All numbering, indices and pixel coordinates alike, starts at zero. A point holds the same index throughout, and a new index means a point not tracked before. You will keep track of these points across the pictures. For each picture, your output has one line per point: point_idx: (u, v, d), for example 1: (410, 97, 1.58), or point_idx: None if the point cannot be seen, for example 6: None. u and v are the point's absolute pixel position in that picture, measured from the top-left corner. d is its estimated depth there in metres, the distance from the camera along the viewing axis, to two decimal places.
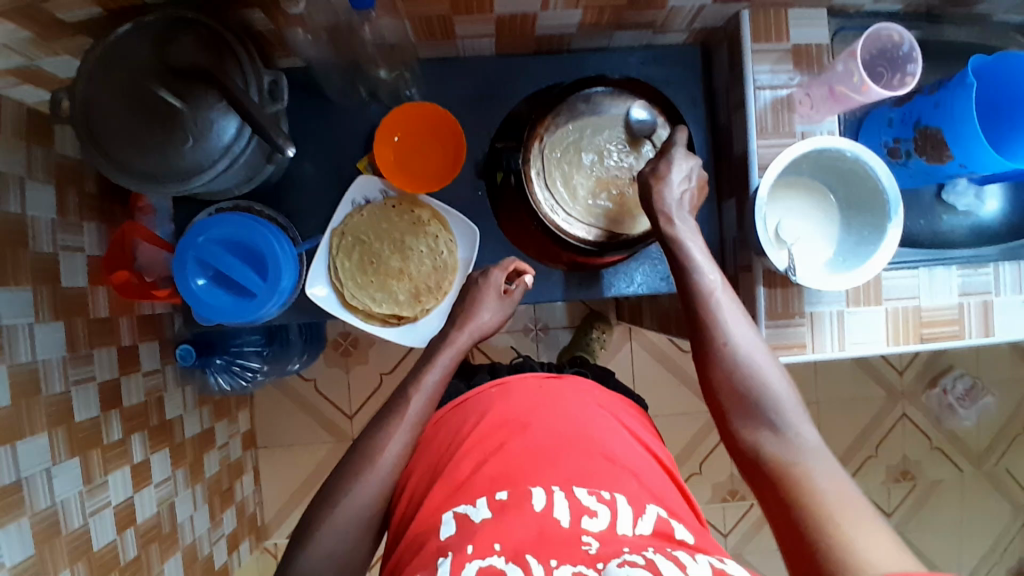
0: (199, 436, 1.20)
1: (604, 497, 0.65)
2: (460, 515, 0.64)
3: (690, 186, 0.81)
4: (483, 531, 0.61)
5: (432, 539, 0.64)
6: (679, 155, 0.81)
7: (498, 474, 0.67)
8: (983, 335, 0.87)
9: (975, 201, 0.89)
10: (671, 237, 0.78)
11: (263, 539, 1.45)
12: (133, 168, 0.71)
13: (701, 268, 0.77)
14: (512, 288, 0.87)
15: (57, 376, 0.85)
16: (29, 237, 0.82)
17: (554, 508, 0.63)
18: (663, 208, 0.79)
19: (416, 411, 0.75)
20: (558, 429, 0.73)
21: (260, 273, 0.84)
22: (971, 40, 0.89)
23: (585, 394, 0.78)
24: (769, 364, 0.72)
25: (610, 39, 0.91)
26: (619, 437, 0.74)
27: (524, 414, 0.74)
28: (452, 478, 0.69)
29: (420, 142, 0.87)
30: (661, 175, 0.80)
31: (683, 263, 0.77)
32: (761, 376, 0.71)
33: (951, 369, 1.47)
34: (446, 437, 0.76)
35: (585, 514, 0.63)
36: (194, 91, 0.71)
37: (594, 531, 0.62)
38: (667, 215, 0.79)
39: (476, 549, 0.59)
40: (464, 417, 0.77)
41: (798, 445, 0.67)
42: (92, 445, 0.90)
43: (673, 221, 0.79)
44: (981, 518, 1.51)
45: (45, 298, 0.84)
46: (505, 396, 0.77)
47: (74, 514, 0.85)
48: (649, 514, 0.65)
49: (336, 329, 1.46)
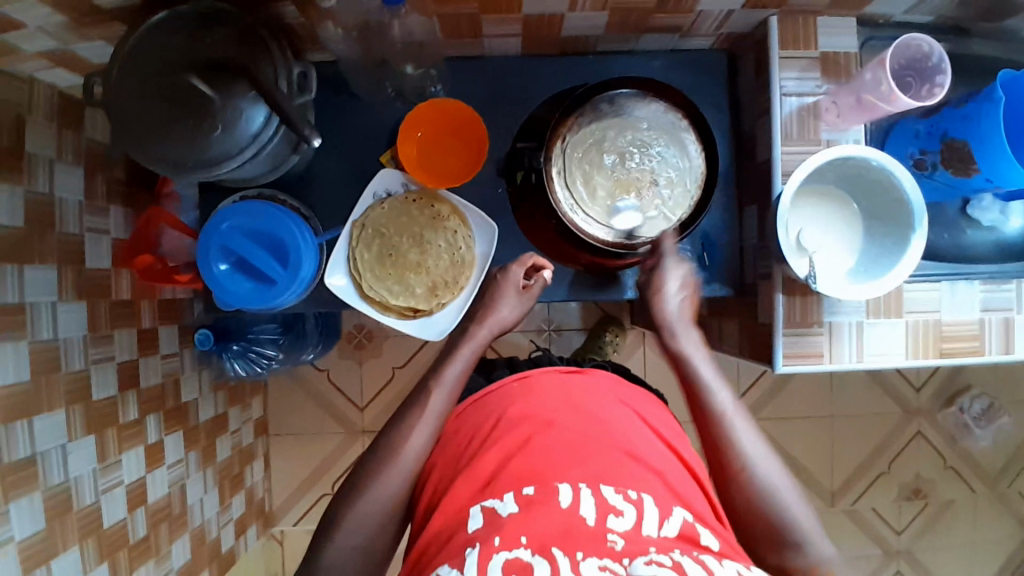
0: (213, 420, 1.21)
1: (631, 497, 0.64)
2: (488, 509, 0.65)
3: (688, 292, 0.86)
4: (511, 525, 0.61)
5: (460, 532, 0.64)
6: (670, 261, 0.86)
7: (524, 469, 0.67)
8: (1003, 352, 0.86)
9: (999, 216, 0.88)
10: (678, 352, 0.82)
11: (270, 526, 1.46)
12: (163, 156, 0.72)
13: (712, 387, 0.79)
14: (531, 284, 0.88)
15: (77, 354, 0.86)
16: (56, 218, 0.84)
17: (579, 506, 0.63)
18: (668, 323, 0.84)
19: (440, 405, 0.77)
20: (583, 428, 0.72)
21: (280, 261, 0.85)
22: (1001, 54, 0.88)
23: (609, 394, 0.79)
24: (787, 484, 0.72)
25: (637, 41, 0.91)
26: (642, 435, 0.74)
27: (549, 411, 0.74)
28: (478, 473, 0.69)
29: (444, 136, 0.88)
30: (661, 285, 0.85)
31: (697, 383, 0.79)
32: (782, 499, 0.71)
33: (969, 388, 1.45)
34: (471, 430, 0.76)
35: (610, 512, 0.62)
36: (223, 80, 0.72)
37: (620, 529, 0.61)
38: (672, 329, 0.84)
39: (503, 542, 0.59)
40: (489, 413, 0.77)
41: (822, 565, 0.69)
42: (108, 424, 0.91)
43: (679, 338, 0.83)
44: (994, 541, 1.49)
45: (69, 278, 0.86)
46: (531, 393, 0.77)
47: (87, 491, 0.86)
48: (675, 516, 0.65)
49: (351, 322, 1.46)
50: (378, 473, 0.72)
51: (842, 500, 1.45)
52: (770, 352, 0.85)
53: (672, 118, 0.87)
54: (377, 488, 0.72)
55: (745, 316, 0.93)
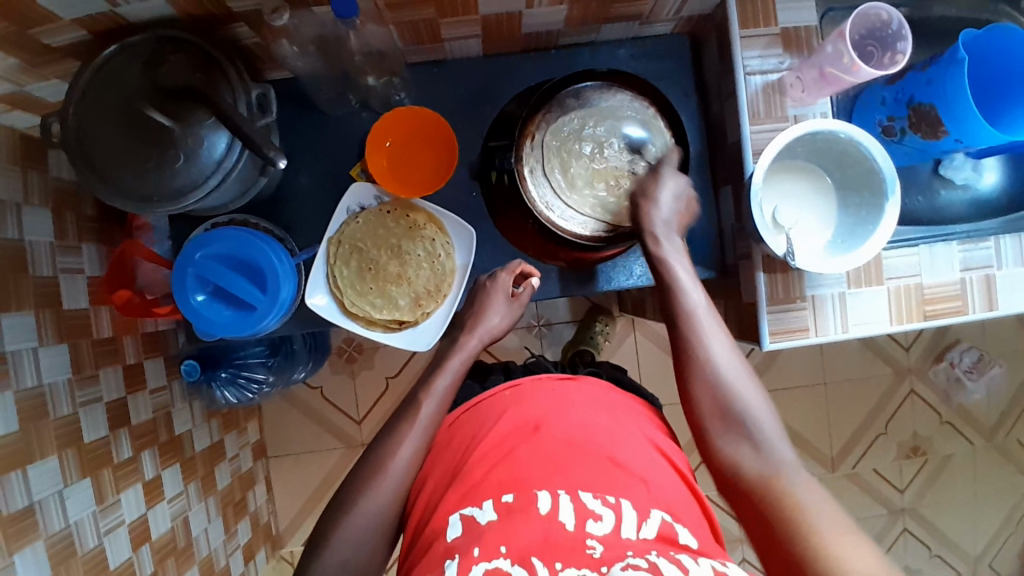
0: (209, 449, 1.21)
1: (609, 501, 0.65)
2: (467, 517, 0.65)
3: (680, 204, 0.83)
4: (491, 534, 0.62)
5: (440, 540, 0.65)
6: (668, 173, 0.83)
7: (506, 479, 0.68)
8: (986, 309, 0.86)
9: (973, 174, 0.89)
10: (656, 256, 0.80)
11: (279, 548, 1.45)
12: (129, 192, 0.71)
13: (685, 287, 0.78)
14: (520, 291, 0.89)
15: (64, 399, 0.85)
16: (28, 261, 0.82)
17: (559, 512, 0.64)
18: (651, 227, 0.81)
19: (429, 413, 0.77)
20: (568, 432, 0.73)
21: (258, 285, 0.83)
22: (962, 14, 0.88)
23: (595, 396, 0.79)
24: (749, 384, 0.74)
25: (598, 33, 0.90)
26: (628, 434, 0.75)
27: (536, 416, 0.75)
28: (463, 482, 0.69)
29: (413, 147, 0.87)
30: (658, 185, 0.82)
31: (668, 281, 0.79)
32: (742, 394, 0.73)
33: (958, 342, 1.46)
34: (458, 442, 0.76)
35: (589, 518, 0.64)
36: (182, 109, 0.70)
37: (599, 534, 0.62)
38: (654, 234, 0.81)
39: (482, 552, 0.61)
40: (479, 421, 0.77)
41: (775, 461, 0.68)
42: (103, 465, 0.90)
43: (660, 242, 0.80)
44: (994, 491, 1.51)
45: (48, 322, 0.84)
46: (519, 400, 0.77)
47: (89, 535, 0.85)
48: (653, 517, 0.65)
49: (340, 336, 1.46)
50: (374, 486, 0.72)
51: (843, 466, 1.46)
52: (756, 331, 0.85)
53: (641, 107, 0.86)
54: (376, 502, 0.72)
55: (728, 295, 0.93)
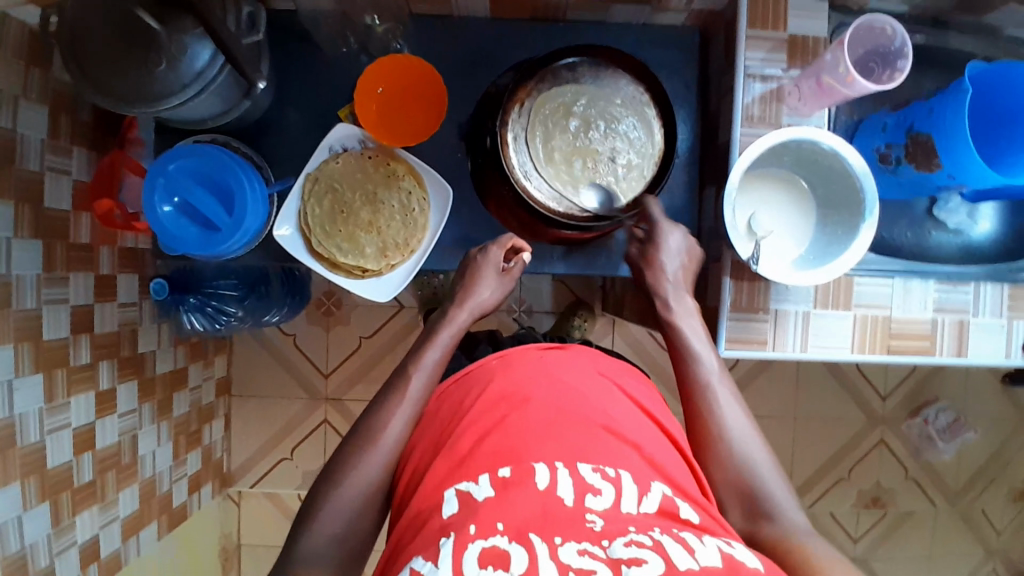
0: (171, 374, 1.21)
1: (609, 475, 0.61)
2: (463, 492, 0.60)
3: (684, 260, 0.85)
4: (486, 509, 0.57)
5: (435, 517, 0.59)
6: (665, 229, 0.84)
7: (499, 449, 0.63)
8: (955, 354, 0.84)
9: (966, 220, 0.88)
10: (668, 318, 0.81)
11: (227, 486, 1.47)
12: (108, 88, 0.71)
13: (704, 359, 0.78)
14: (510, 266, 0.87)
15: (29, 292, 0.86)
16: (16, 152, 0.83)
17: (557, 487, 0.59)
18: (661, 294, 0.83)
19: (419, 387, 0.75)
20: (559, 402, 0.68)
21: (227, 208, 0.84)
22: (978, 51, 0.86)
23: (588, 361, 0.76)
24: (761, 450, 0.71)
25: (608, 12, 0.89)
26: (622, 406, 0.71)
27: (524, 387, 0.70)
28: (453, 453, 0.64)
29: (405, 97, 0.87)
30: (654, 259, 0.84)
31: (683, 350, 0.79)
32: (755, 465, 0.70)
33: (935, 401, 1.43)
34: (447, 412, 0.72)
35: (589, 492, 0.59)
36: (172, 15, 0.71)
37: (598, 509, 0.58)
38: (664, 300, 0.82)
39: (479, 529, 0.55)
40: (465, 391, 0.73)
41: (790, 530, 0.64)
42: (58, 365, 0.91)
43: (671, 304, 0.82)
44: (948, 556, 1.47)
45: (26, 217, 0.85)
46: (508, 368, 0.73)
47: (31, 429, 0.86)
48: (654, 491, 0.61)
49: (321, 288, 1.46)
50: None
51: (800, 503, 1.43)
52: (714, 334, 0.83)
53: (636, 92, 0.85)
54: None
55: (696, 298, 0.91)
